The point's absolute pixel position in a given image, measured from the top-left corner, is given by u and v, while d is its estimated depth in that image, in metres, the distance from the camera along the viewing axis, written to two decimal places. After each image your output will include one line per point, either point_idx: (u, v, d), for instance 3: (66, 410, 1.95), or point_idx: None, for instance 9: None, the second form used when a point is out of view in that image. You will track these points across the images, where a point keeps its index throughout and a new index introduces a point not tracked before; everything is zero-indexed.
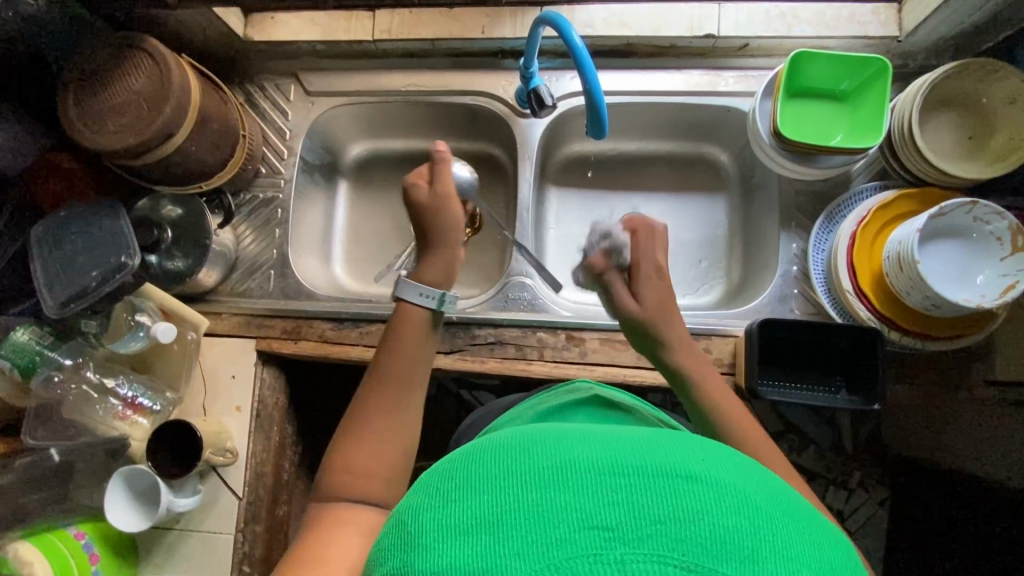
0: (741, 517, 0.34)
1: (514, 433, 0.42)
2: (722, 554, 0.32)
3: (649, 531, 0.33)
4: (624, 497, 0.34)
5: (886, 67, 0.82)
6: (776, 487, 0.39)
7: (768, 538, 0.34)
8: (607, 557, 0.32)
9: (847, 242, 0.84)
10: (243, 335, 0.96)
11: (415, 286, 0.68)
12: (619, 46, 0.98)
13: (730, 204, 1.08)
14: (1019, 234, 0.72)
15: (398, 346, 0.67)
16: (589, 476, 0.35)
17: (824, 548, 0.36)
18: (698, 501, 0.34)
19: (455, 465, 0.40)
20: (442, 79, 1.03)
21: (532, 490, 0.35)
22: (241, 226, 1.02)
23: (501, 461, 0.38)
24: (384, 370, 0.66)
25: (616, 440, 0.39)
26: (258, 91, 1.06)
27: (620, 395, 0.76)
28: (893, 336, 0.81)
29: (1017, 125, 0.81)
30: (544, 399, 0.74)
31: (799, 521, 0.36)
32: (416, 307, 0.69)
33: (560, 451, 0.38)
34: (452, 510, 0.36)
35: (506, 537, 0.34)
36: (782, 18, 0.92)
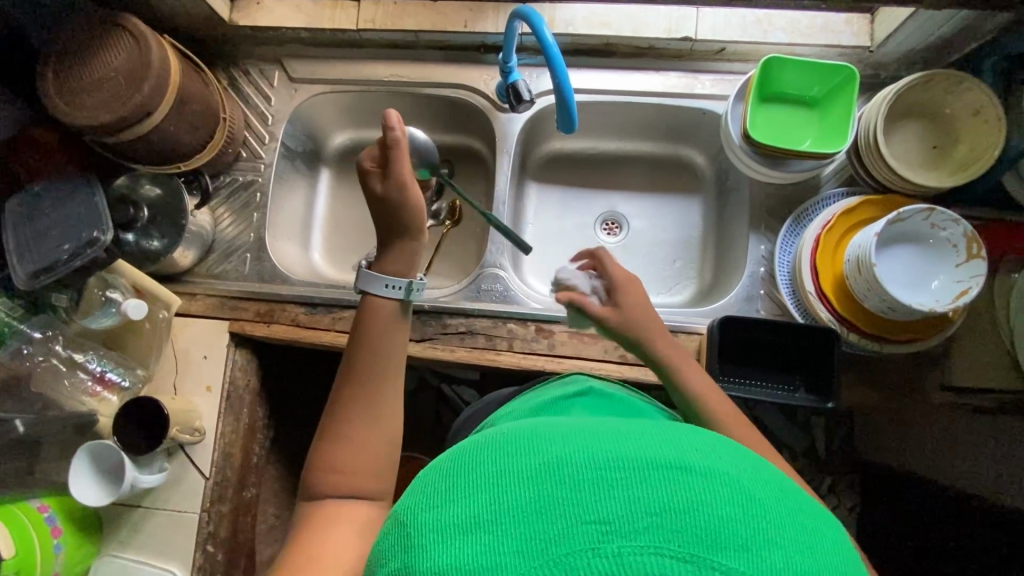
0: (736, 507, 0.35)
1: (510, 429, 0.42)
2: (718, 544, 0.33)
3: (646, 523, 0.34)
4: (619, 491, 0.35)
5: (854, 74, 0.85)
6: (769, 474, 0.40)
7: (762, 527, 0.34)
8: (605, 551, 0.33)
9: (811, 246, 0.86)
10: (216, 316, 0.97)
11: (380, 278, 0.67)
12: (599, 46, 0.99)
13: (705, 206, 1.09)
14: (973, 241, 0.74)
15: (365, 338, 0.66)
16: (585, 470, 0.36)
17: (819, 532, 0.36)
18: (693, 492, 0.35)
19: (452, 463, 0.41)
20: (425, 71, 1.04)
21: (528, 486, 0.36)
22: (220, 208, 1.03)
23: (498, 459, 0.38)
24: (355, 366, 0.65)
25: (611, 432, 0.40)
26: (242, 76, 1.07)
27: (624, 387, 0.79)
28: (851, 338, 0.83)
29: (978, 136, 0.83)
30: (541, 392, 0.75)
31: (793, 506, 0.37)
32: (383, 299, 0.67)
33: (555, 446, 0.38)
34: (450, 510, 0.37)
35: (505, 535, 0.34)
36: (758, 24, 0.94)
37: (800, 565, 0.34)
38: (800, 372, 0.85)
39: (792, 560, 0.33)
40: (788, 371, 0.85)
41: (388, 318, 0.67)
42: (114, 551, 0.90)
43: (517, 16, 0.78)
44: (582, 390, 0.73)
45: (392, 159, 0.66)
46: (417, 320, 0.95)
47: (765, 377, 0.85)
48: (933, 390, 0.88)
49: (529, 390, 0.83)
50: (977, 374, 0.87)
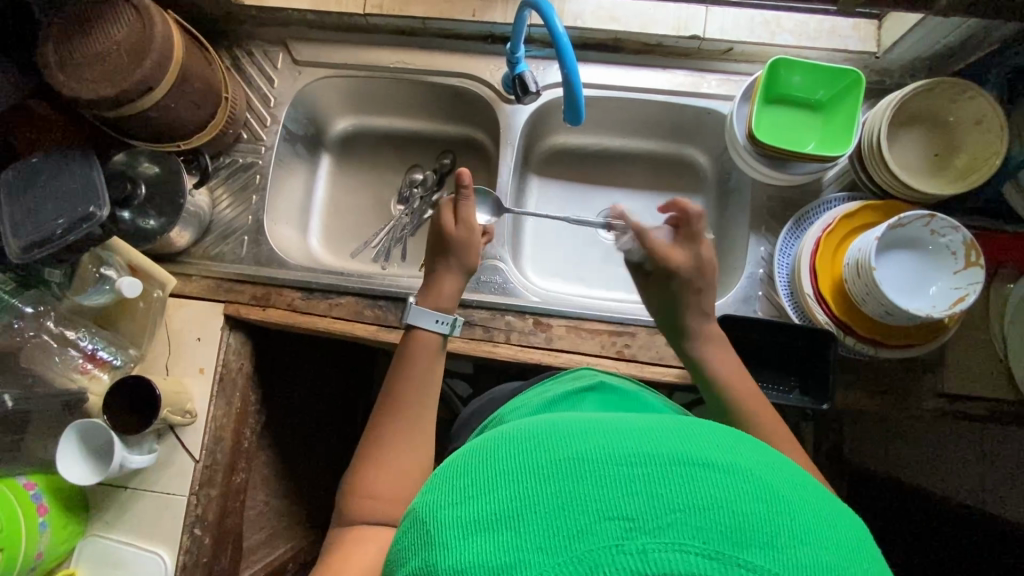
0: (760, 504, 0.35)
1: (527, 424, 0.42)
2: (743, 541, 0.33)
3: (669, 520, 0.34)
4: (642, 487, 0.35)
5: (860, 80, 0.85)
6: (790, 470, 0.39)
7: (786, 523, 0.34)
8: (630, 548, 0.33)
9: (811, 249, 0.86)
10: (211, 298, 0.96)
11: (431, 313, 0.70)
12: (607, 41, 0.99)
13: (706, 206, 1.09)
14: (972, 249, 0.75)
15: (409, 371, 0.68)
16: (608, 466, 0.36)
17: (840, 525, 0.37)
18: (716, 489, 0.35)
19: (470, 460, 0.40)
20: (431, 59, 1.04)
21: (550, 483, 0.36)
22: (218, 189, 1.02)
23: (517, 455, 0.38)
24: (397, 395, 0.67)
25: (631, 427, 0.39)
26: (245, 56, 1.06)
27: (628, 380, 0.79)
28: (848, 341, 0.83)
29: (980, 146, 0.84)
30: (550, 387, 0.75)
31: (816, 502, 0.37)
32: (429, 332, 0.70)
33: (574, 442, 0.38)
34: (471, 507, 0.36)
35: (527, 533, 0.34)
36: (766, 25, 0.94)
37: (826, 562, 0.34)
38: (796, 374, 0.85)
39: (816, 556, 0.34)
40: (783, 371, 0.85)
41: (427, 355, 0.69)
42: (99, 532, 0.90)
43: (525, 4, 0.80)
44: (593, 385, 0.73)
45: (461, 209, 0.72)
46: None
47: (762, 377, 0.85)
48: (926, 396, 0.87)
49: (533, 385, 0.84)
50: (968, 382, 0.87)
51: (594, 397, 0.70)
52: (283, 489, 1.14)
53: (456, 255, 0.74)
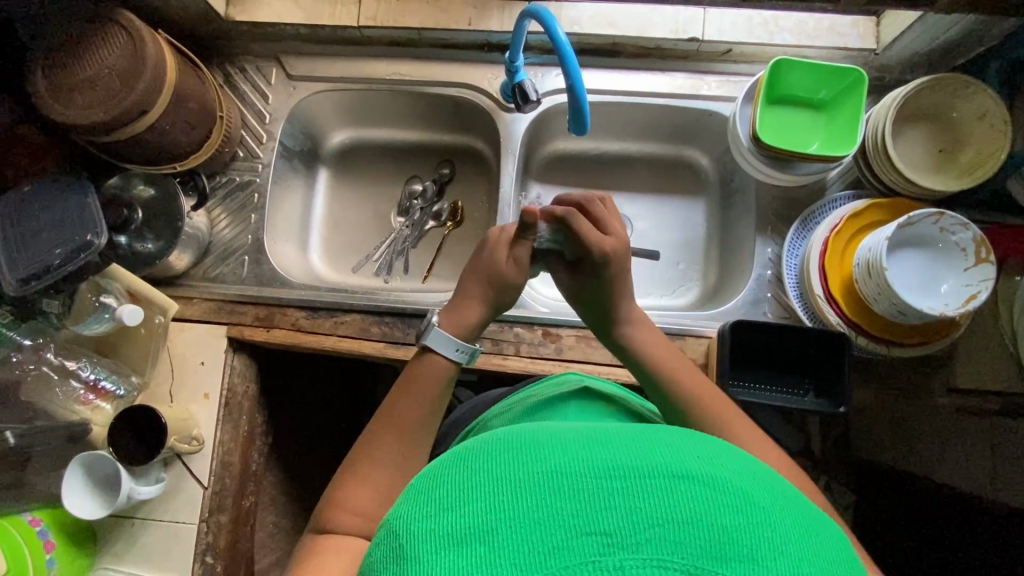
0: (739, 517, 0.35)
1: (507, 434, 0.42)
2: (722, 555, 0.33)
3: (648, 535, 0.34)
4: (622, 500, 0.35)
5: (863, 79, 0.84)
6: (772, 482, 0.40)
7: (767, 536, 0.35)
8: (605, 564, 0.33)
9: (819, 249, 0.86)
10: (212, 321, 0.95)
11: (453, 342, 0.67)
12: (604, 45, 0.98)
13: (709, 207, 1.09)
14: (982, 245, 0.74)
15: (411, 398, 0.66)
16: (587, 480, 0.36)
17: (823, 540, 0.37)
18: (696, 502, 0.35)
19: (446, 472, 0.40)
20: (427, 69, 1.02)
21: (527, 496, 0.36)
22: (216, 209, 1.00)
23: (494, 467, 0.38)
24: (392, 418, 0.65)
25: (611, 439, 0.40)
26: (238, 73, 1.04)
27: (607, 384, 0.78)
28: (860, 342, 0.83)
29: (985, 140, 0.84)
30: (536, 393, 0.74)
31: (797, 513, 0.37)
32: (445, 359, 0.68)
33: (554, 456, 0.38)
34: (444, 520, 0.36)
35: (501, 548, 0.34)
36: (765, 25, 0.94)
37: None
38: (809, 376, 0.84)
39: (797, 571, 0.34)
40: (797, 374, 0.85)
41: (431, 382, 0.67)
42: (107, 565, 0.88)
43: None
44: (576, 390, 0.72)
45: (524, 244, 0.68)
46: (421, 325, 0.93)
47: (774, 380, 0.85)
48: (937, 393, 0.89)
49: (518, 391, 0.83)
50: (979, 377, 0.88)
51: (576, 404, 0.69)
52: (293, 510, 1.13)
53: (496, 284, 0.70)
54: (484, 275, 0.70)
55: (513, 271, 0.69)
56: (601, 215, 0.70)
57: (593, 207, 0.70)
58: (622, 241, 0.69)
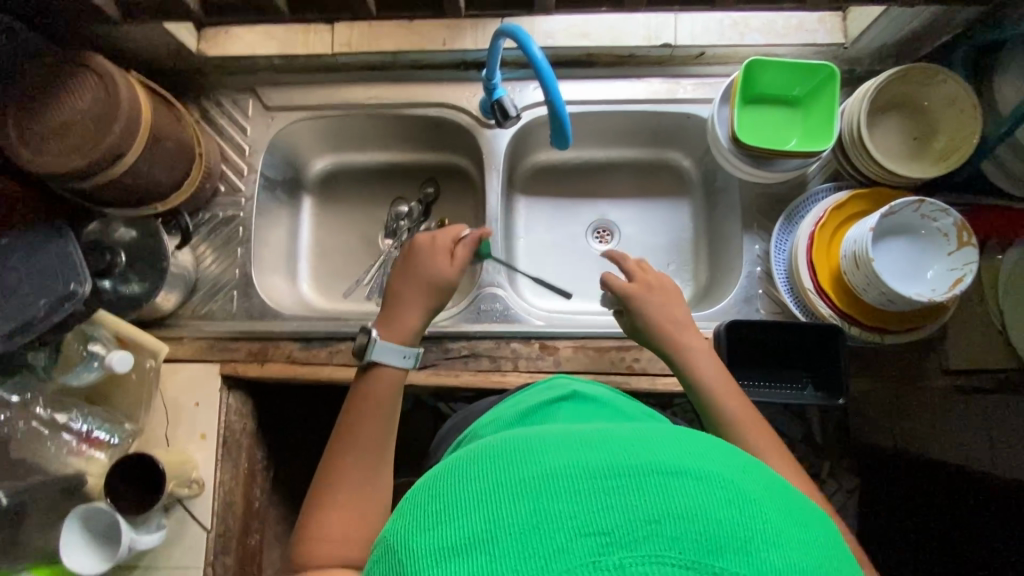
0: (730, 508, 0.37)
1: (501, 442, 0.44)
2: (717, 548, 0.35)
3: (645, 532, 0.36)
4: (617, 500, 0.37)
5: (834, 73, 0.85)
6: (761, 473, 0.42)
7: (758, 527, 0.37)
8: (605, 562, 0.35)
9: (807, 242, 0.87)
10: (205, 359, 0.93)
11: (398, 349, 0.68)
12: (579, 57, 0.99)
13: (694, 208, 1.10)
14: (964, 230, 0.76)
15: (367, 412, 0.66)
16: (583, 482, 0.38)
17: (812, 527, 0.39)
18: (690, 497, 0.37)
19: (443, 484, 0.42)
20: (405, 91, 1.02)
21: (523, 502, 0.38)
22: (201, 245, 0.99)
23: (490, 477, 0.40)
24: (353, 436, 0.65)
25: (603, 440, 0.42)
26: (215, 107, 1.03)
27: (602, 388, 0.78)
28: (854, 332, 0.84)
29: (957, 126, 0.86)
30: (525, 400, 0.74)
31: (787, 505, 0.40)
32: (392, 368, 0.68)
33: (547, 461, 0.40)
34: (444, 531, 0.38)
35: (501, 555, 0.36)
36: (735, 27, 0.95)
37: (798, 564, 0.36)
38: (806, 369, 0.84)
39: (789, 559, 0.36)
40: (793, 368, 0.85)
41: (379, 393, 0.67)
42: None
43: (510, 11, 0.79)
44: (565, 393, 0.72)
45: (462, 249, 0.74)
46: None
47: (773, 376, 0.85)
48: (933, 375, 0.91)
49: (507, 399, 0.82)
50: (972, 355, 0.90)
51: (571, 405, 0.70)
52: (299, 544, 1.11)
53: (436, 289, 0.72)
54: (420, 281, 0.72)
55: (451, 275, 0.73)
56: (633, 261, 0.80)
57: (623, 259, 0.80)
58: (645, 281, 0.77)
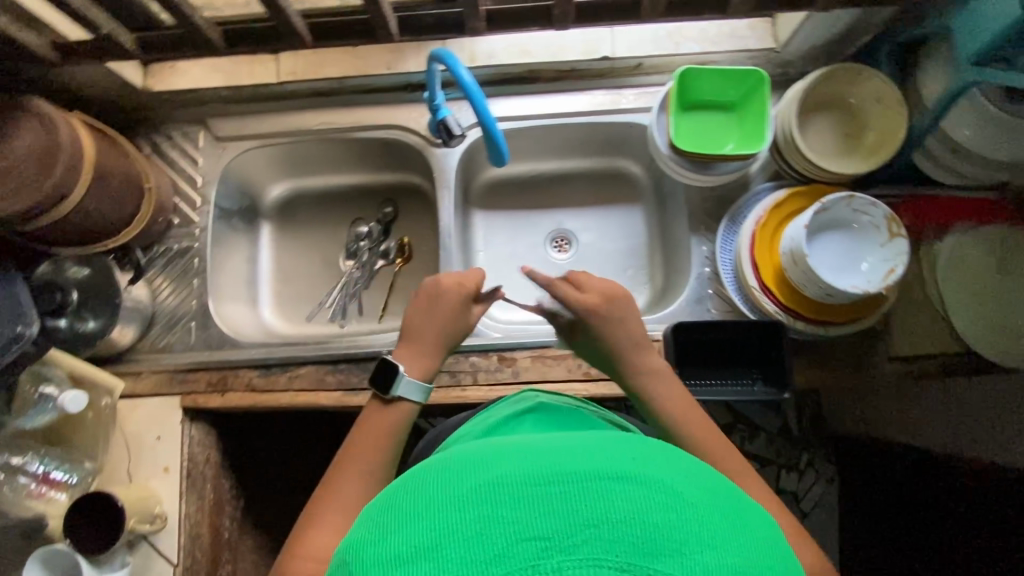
0: (668, 512, 0.38)
1: (456, 452, 0.45)
2: (653, 551, 0.36)
3: (583, 537, 0.37)
4: (559, 505, 0.38)
5: (764, 78, 0.88)
6: (707, 477, 0.43)
7: (695, 531, 0.38)
8: (543, 566, 0.36)
9: (749, 240, 0.89)
10: (165, 393, 0.93)
11: (417, 385, 0.73)
12: (521, 73, 1.01)
13: (647, 213, 1.12)
14: (893, 221, 0.78)
15: (371, 436, 0.70)
16: (525, 489, 0.39)
17: (753, 529, 0.40)
18: (628, 501, 0.38)
19: (398, 495, 0.43)
20: (354, 115, 1.03)
21: (469, 509, 0.39)
22: (157, 278, 0.99)
23: (440, 486, 0.41)
24: (354, 456, 0.68)
25: (549, 449, 0.43)
26: (166, 141, 1.04)
27: (570, 398, 0.79)
28: (799, 326, 0.86)
29: (884, 121, 0.89)
30: (490, 413, 0.75)
31: (728, 507, 0.41)
32: (406, 401, 0.73)
33: (496, 468, 0.41)
34: (394, 540, 0.39)
35: (445, 562, 0.37)
36: (669, 38, 0.98)
37: (731, 564, 0.37)
38: (756, 365, 0.87)
39: (724, 561, 0.37)
40: (744, 365, 0.87)
41: (396, 427, 0.72)
42: None
43: (442, 35, 0.81)
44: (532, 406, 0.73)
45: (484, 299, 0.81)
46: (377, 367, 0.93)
47: (725, 374, 0.87)
48: (881, 360, 0.95)
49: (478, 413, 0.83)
50: (917, 342, 0.92)
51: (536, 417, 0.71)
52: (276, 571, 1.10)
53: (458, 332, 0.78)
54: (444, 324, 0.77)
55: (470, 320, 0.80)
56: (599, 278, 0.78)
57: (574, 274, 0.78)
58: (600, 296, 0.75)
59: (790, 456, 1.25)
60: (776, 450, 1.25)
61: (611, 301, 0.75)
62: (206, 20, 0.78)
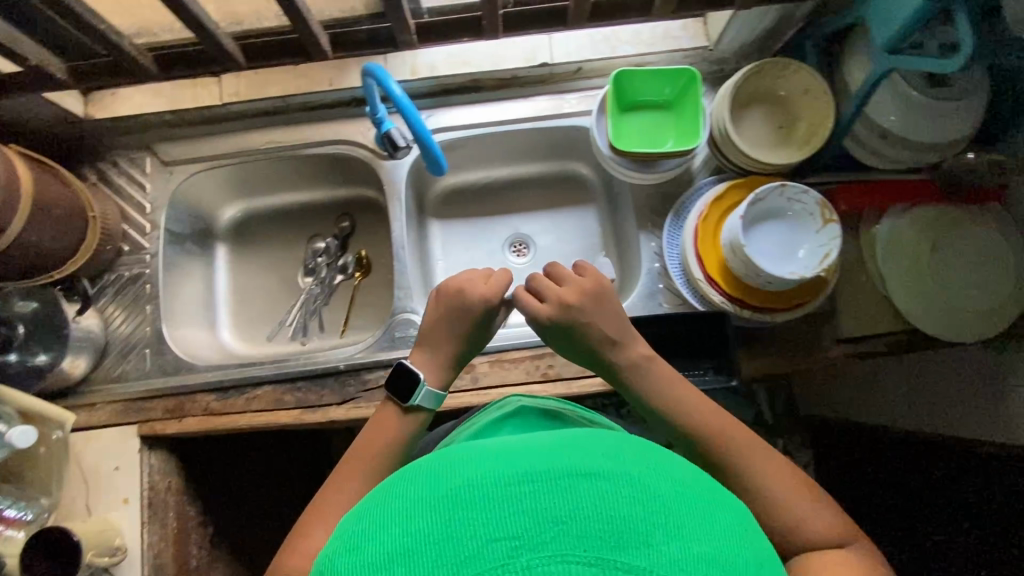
0: (637, 505, 0.39)
1: (429, 460, 0.46)
2: (621, 544, 0.37)
3: (551, 533, 0.37)
4: (528, 504, 0.39)
5: (695, 76, 0.91)
6: (677, 470, 0.44)
7: (662, 523, 0.38)
8: (516, 564, 0.36)
9: (693, 235, 0.91)
10: (121, 423, 0.92)
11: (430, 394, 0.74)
12: (465, 83, 1.03)
13: (600, 213, 1.14)
14: (825, 207, 0.82)
15: (380, 443, 0.72)
16: (496, 490, 0.40)
17: (723, 519, 0.41)
18: (595, 496, 0.39)
19: (374, 506, 0.43)
20: (301, 132, 1.04)
21: (440, 514, 0.39)
22: (109, 307, 0.99)
23: (413, 493, 0.42)
24: (360, 461, 0.71)
25: (521, 451, 0.43)
26: (111, 168, 1.03)
27: (558, 402, 0.78)
28: (745, 314, 0.89)
29: (814, 112, 0.92)
30: (475, 420, 0.76)
31: (697, 499, 0.41)
32: (418, 411, 0.74)
33: (467, 472, 0.42)
34: (367, 550, 0.39)
35: (416, 566, 0.37)
36: (606, 42, 1.02)
37: (697, 552, 0.37)
38: (708, 356, 0.91)
39: (692, 551, 0.37)
40: (697, 356, 0.91)
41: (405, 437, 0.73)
42: None
43: (376, 51, 0.84)
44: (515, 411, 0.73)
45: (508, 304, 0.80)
46: (335, 383, 0.93)
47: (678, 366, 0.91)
48: (829, 345, 0.94)
49: (465, 421, 0.84)
50: (863, 323, 0.94)
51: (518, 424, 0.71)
52: None
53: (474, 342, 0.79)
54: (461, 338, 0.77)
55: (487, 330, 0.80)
56: (564, 273, 0.77)
57: (538, 285, 0.77)
58: (561, 306, 0.74)
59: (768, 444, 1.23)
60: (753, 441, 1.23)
61: (573, 312, 0.74)
62: (137, 47, 0.80)
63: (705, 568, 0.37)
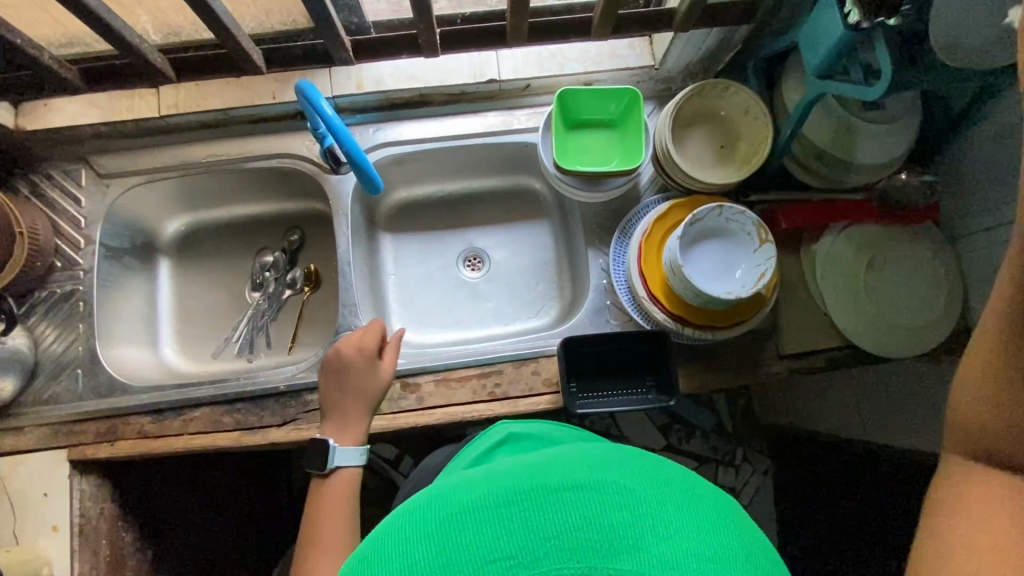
0: (623, 511, 0.38)
1: (418, 495, 0.44)
2: (613, 551, 0.36)
3: (544, 551, 0.36)
4: (519, 523, 0.37)
5: (637, 95, 0.93)
6: (659, 467, 0.43)
7: (652, 523, 0.37)
8: None
9: (636, 255, 0.91)
10: (51, 447, 0.89)
11: (353, 451, 0.83)
12: (413, 98, 1.03)
13: (553, 227, 1.14)
14: (762, 227, 0.83)
15: (329, 510, 0.81)
16: (486, 513, 0.38)
17: (714, 507, 0.40)
18: (582, 509, 0.38)
19: (366, 547, 0.42)
20: (243, 145, 1.02)
21: (431, 545, 0.38)
22: (40, 325, 0.95)
23: (404, 527, 0.40)
24: (316, 534, 0.78)
25: (504, 473, 0.42)
26: (43, 181, 1.00)
27: (541, 422, 0.73)
28: (688, 332, 0.90)
29: (753, 133, 0.93)
30: (463, 455, 0.68)
31: (687, 491, 0.40)
32: (350, 467, 0.83)
33: (458, 498, 0.41)
34: None
35: None
36: (553, 58, 1.02)
37: (689, 546, 0.36)
38: (649, 375, 0.92)
39: (687, 548, 0.36)
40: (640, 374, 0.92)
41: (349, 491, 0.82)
42: None
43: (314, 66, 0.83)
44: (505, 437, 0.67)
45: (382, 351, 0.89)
46: (275, 404, 0.91)
47: (618, 386, 0.92)
48: (772, 360, 0.95)
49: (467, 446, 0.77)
50: (804, 339, 0.94)
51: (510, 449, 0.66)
52: None
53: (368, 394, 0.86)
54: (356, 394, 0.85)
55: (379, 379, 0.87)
56: None
57: None
58: None
59: (725, 452, 1.28)
60: (712, 447, 1.29)
61: None
62: (58, 59, 0.78)
63: (695, 564, 0.35)
